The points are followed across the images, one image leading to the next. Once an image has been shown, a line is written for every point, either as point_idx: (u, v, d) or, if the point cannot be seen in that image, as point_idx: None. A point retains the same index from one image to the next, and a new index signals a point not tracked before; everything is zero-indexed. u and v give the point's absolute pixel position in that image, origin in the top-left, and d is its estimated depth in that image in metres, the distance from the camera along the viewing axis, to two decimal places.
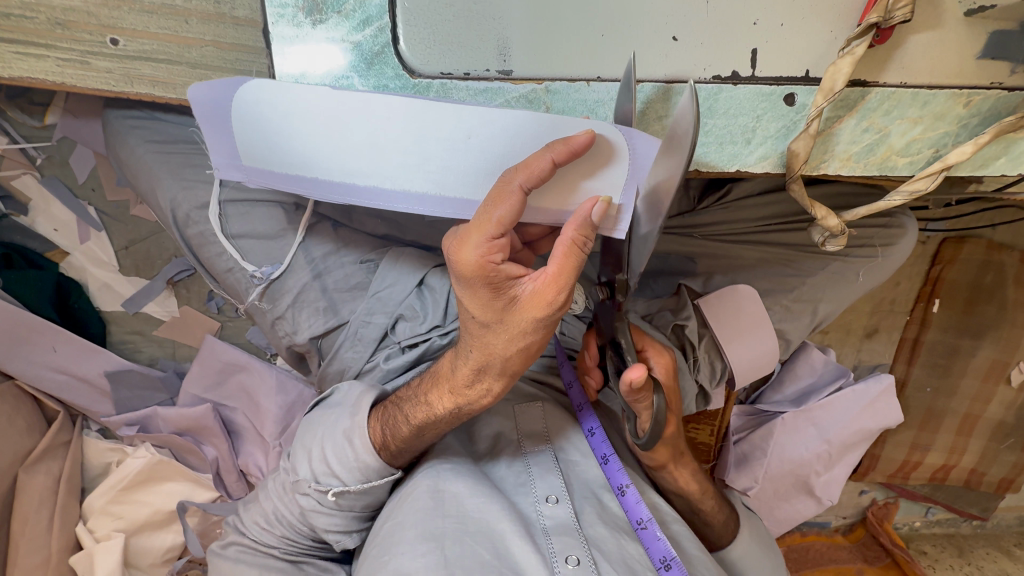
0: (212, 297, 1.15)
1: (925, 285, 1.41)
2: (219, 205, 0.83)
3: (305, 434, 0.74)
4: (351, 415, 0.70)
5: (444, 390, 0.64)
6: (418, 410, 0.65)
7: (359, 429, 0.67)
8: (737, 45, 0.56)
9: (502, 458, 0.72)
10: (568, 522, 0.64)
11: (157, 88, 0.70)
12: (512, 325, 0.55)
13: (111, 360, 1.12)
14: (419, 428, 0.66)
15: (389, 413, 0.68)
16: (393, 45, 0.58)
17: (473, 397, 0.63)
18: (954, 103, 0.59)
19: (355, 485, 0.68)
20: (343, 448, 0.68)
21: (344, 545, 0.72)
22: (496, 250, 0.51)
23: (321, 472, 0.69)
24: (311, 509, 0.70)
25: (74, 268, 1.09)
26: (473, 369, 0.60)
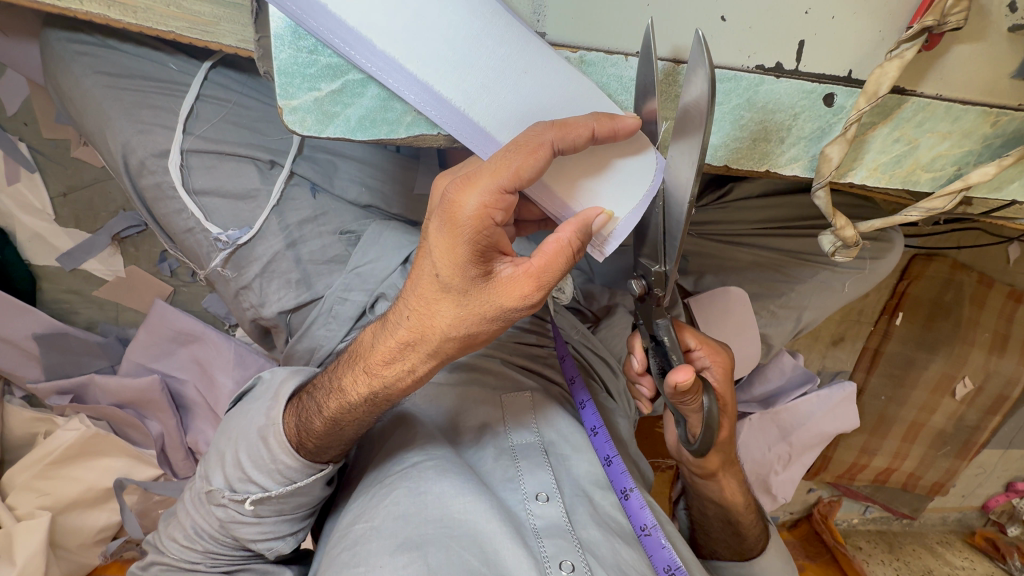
0: (165, 258, 1.02)
1: (891, 298, 1.46)
2: (181, 155, 0.73)
3: (221, 436, 0.67)
4: (268, 410, 0.63)
5: (360, 370, 0.56)
6: (331, 398, 0.58)
7: (273, 428, 0.60)
8: (785, 34, 0.51)
9: (489, 453, 0.67)
10: (558, 521, 0.60)
11: (113, 9, 0.60)
12: (471, 303, 0.48)
13: (43, 321, 0.99)
14: (332, 422, 0.58)
15: (304, 406, 0.61)
16: None
17: (391, 380, 0.55)
18: (982, 121, 0.57)
19: (277, 489, 0.61)
20: (257, 448, 0.62)
21: (279, 551, 0.65)
22: (501, 205, 0.45)
23: (236, 479, 0.62)
24: (231, 520, 0.63)
25: (1, 214, 0.95)
26: (401, 342, 0.53)
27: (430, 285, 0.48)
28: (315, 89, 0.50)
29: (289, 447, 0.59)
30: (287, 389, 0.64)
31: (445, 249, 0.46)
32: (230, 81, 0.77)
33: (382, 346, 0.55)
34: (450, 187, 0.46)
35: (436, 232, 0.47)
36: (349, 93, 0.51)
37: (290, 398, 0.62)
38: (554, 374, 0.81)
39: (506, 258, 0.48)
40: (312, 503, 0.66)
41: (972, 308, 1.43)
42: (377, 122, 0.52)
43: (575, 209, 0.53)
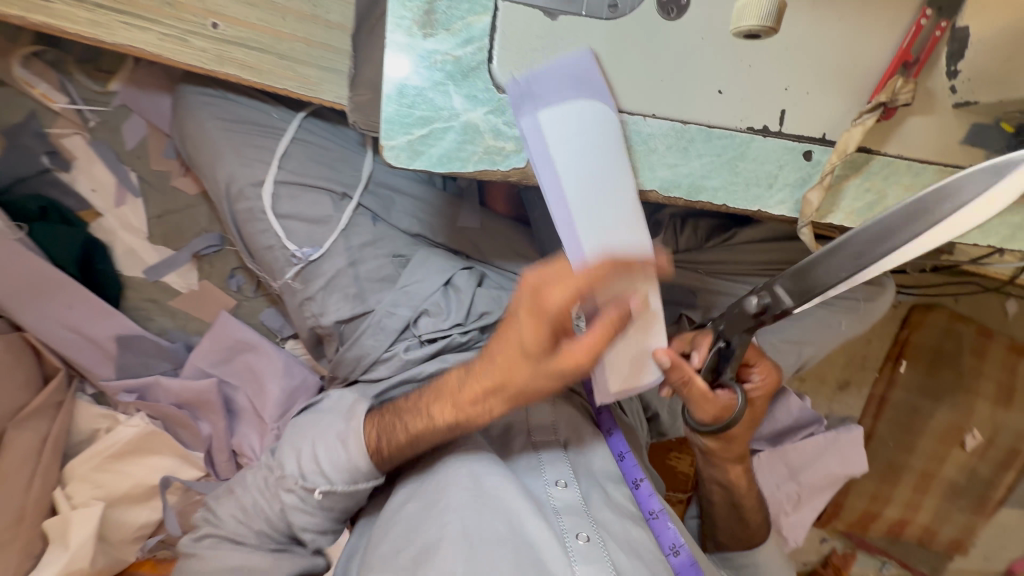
0: (234, 275, 1.17)
1: (894, 346, 1.53)
2: (274, 185, 0.89)
3: (301, 428, 0.76)
4: (345, 419, 0.74)
5: (446, 403, 0.66)
6: (417, 422, 0.68)
7: (353, 436, 0.71)
8: (771, 104, 0.65)
9: (514, 448, 0.76)
10: (576, 504, 0.69)
11: (243, 71, 0.76)
12: (541, 365, 0.58)
13: (125, 325, 1.12)
14: (414, 438, 0.69)
15: (386, 421, 0.71)
16: (489, 63, 0.59)
17: (469, 415, 0.65)
18: (940, 177, 0.70)
19: (343, 488, 0.71)
20: (336, 449, 0.71)
21: (319, 543, 0.76)
22: (580, 300, 0.54)
23: (310, 470, 0.72)
24: (293, 506, 0.72)
25: (103, 230, 1.11)
26: (482, 389, 0.63)
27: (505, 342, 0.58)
28: (409, 133, 0.59)
29: (365, 455, 0.70)
30: (361, 407, 0.74)
31: (521, 319, 0.56)
32: (316, 129, 0.93)
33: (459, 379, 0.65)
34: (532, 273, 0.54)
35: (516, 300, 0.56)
36: (433, 137, 0.60)
37: (365, 415, 0.73)
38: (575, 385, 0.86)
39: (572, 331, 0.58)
40: (361, 502, 0.75)
41: (973, 359, 1.49)
42: (452, 159, 0.61)
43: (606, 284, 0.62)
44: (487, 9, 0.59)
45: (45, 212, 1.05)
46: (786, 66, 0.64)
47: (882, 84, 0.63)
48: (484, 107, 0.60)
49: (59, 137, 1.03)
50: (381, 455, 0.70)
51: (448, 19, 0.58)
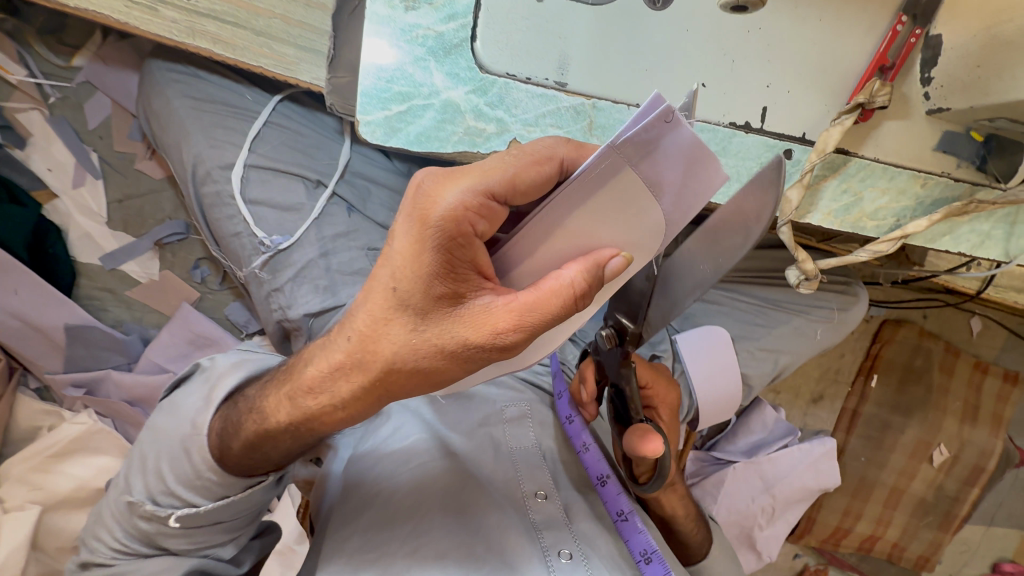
0: (198, 266, 1.11)
1: (865, 360, 1.56)
2: (244, 168, 0.85)
3: (147, 441, 0.68)
4: (202, 406, 0.65)
5: (286, 395, 0.56)
6: (254, 419, 0.58)
7: (198, 441, 0.62)
8: (753, 102, 0.65)
9: (490, 457, 0.71)
10: (557, 519, 0.65)
11: (218, 46, 0.74)
12: (430, 329, 0.47)
13: (77, 314, 1.05)
14: (256, 437, 0.59)
15: (229, 420, 0.62)
16: (472, 41, 0.59)
17: (314, 410, 0.55)
18: (914, 182, 0.72)
19: (207, 504, 0.63)
20: (181, 460, 0.63)
21: (218, 556, 0.67)
22: (481, 214, 0.45)
23: (160, 492, 0.63)
24: (157, 534, 0.63)
25: (58, 213, 1.04)
26: (338, 363, 0.51)
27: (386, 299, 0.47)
28: (386, 108, 0.59)
29: (211, 460, 0.61)
30: (219, 391, 0.65)
31: (411, 255, 0.45)
32: (292, 113, 0.90)
33: (311, 367, 0.53)
34: (425, 187, 0.46)
35: (405, 232, 0.46)
36: (412, 114, 0.59)
37: (219, 404, 0.63)
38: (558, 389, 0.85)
39: (488, 288, 0.47)
40: (251, 510, 0.67)
41: (940, 375, 1.53)
42: (430, 138, 0.60)
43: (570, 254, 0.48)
44: None
45: None
46: (767, 63, 0.64)
47: (859, 86, 0.64)
48: (465, 86, 0.59)
49: (14, 112, 0.98)
50: (228, 462, 0.61)
51: None
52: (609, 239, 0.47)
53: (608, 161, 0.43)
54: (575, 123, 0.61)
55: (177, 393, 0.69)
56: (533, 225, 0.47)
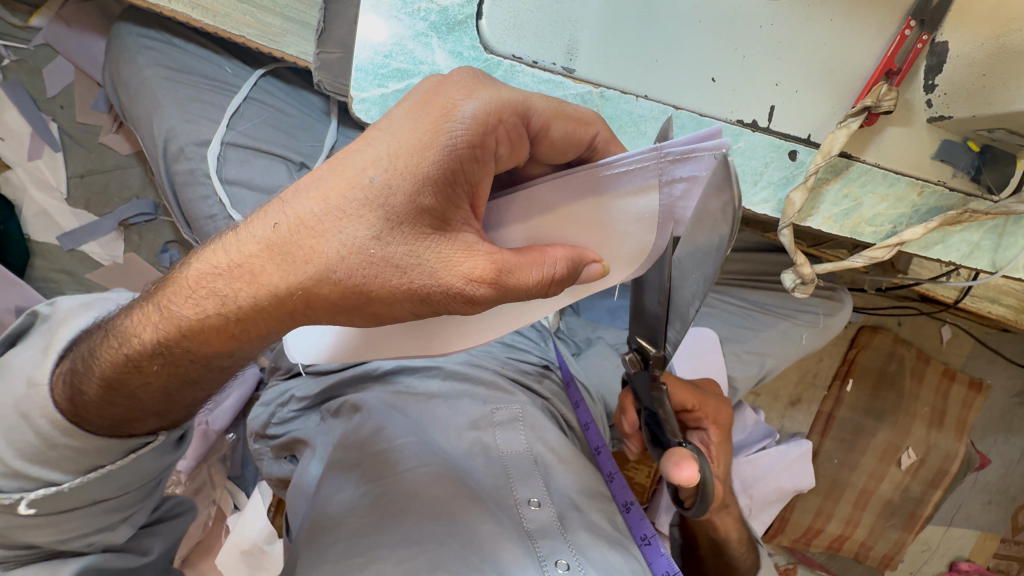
0: (167, 250, 1.03)
1: (842, 365, 1.59)
2: (220, 146, 0.79)
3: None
4: (45, 356, 0.52)
5: (178, 300, 0.44)
6: (136, 333, 0.46)
7: (40, 402, 0.50)
8: (761, 100, 0.63)
9: (481, 463, 0.69)
10: (551, 527, 0.63)
11: (197, 11, 0.68)
12: (391, 244, 0.42)
13: (30, 296, 0.96)
14: (130, 361, 0.47)
15: (106, 336, 0.48)
16: (477, 19, 0.55)
17: (214, 321, 0.43)
18: (911, 190, 0.72)
19: (73, 481, 0.52)
20: (19, 431, 0.51)
21: (108, 541, 0.59)
22: (502, 140, 0.44)
23: (5, 474, 0.51)
24: (15, 526, 0.53)
25: (10, 186, 0.96)
26: (260, 258, 0.42)
27: (363, 190, 0.41)
28: (383, 86, 0.55)
29: (67, 419, 0.50)
30: (64, 338, 0.53)
31: (415, 149, 0.41)
32: (276, 90, 0.85)
33: (221, 261, 0.42)
34: (449, 86, 0.43)
35: (412, 122, 0.42)
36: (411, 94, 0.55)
37: (63, 351, 0.52)
38: (545, 390, 0.83)
39: (467, 223, 0.44)
40: (142, 481, 0.58)
41: (911, 381, 1.56)
42: None
43: (562, 238, 0.48)
44: None
45: None
46: (777, 61, 0.63)
47: (866, 90, 0.64)
48: (469, 67, 0.55)
49: None
50: (81, 417, 0.50)
51: None
52: (595, 242, 0.48)
53: (645, 167, 0.43)
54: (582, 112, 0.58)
55: (6, 351, 0.55)
56: (540, 199, 0.48)
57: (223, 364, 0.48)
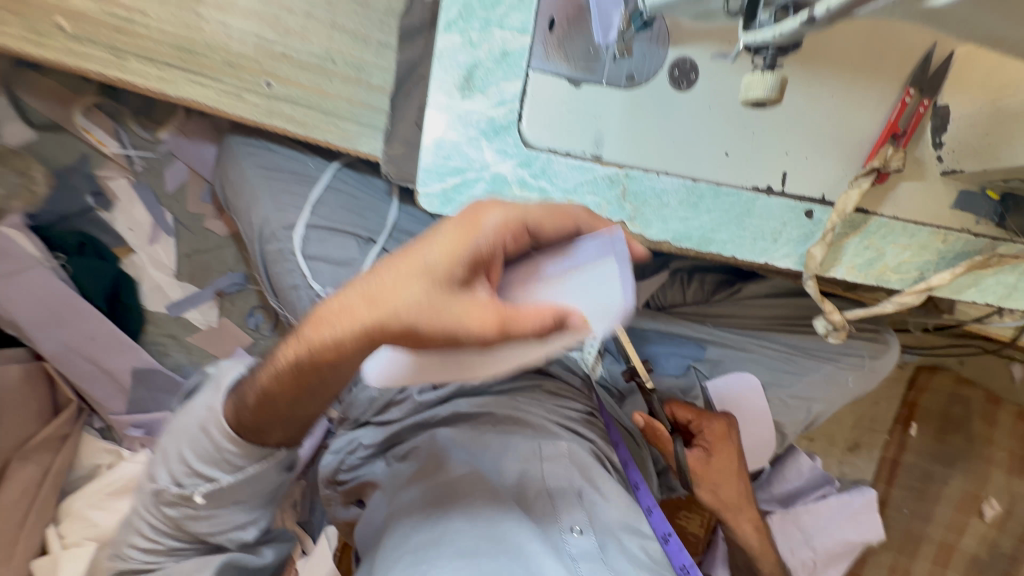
0: (253, 313, 1.21)
1: (902, 408, 1.52)
2: (306, 229, 0.94)
3: (167, 437, 0.72)
4: (215, 390, 0.68)
5: (298, 341, 0.56)
6: (269, 368, 0.60)
7: (214, 418, 0.66)
8: (773, 168, 0.70)
9: (529, 493, 0.76)
10: (591, 551, 0.70)
11: (291, 125, 0.84)
12: (437, 298, 0.51)
13: (144, 358, 1.13)
14: (263, 389, 0.60)
15: (252, 375, 0.63)
16: (519, 122, 0.64)
17: (321, 356, 0.54)
18: (935, 238, 0.75)
19: (226, 479, 0.68)
20: (199, 441, 0.68)
21: (241, 539, 0.75)
22: (508, 236, 0.55)
23: (184, 475, 0.69)
24: (185, 518, 0.71)
25: (133, 266, 1.15)
26: (349, 312, 0.52)
27: (418, 264, 0.51)
28: (443, 181, 0.65)
29: (231, 434, 0.65)
30: (230, 378, 0.69)
31: (456, 242, 0.52)
32: (348, 178, 1.00)
33: (327, 310, 0.54)
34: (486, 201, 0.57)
35: (452, 227, 0.54)
36: (466, 186, 0.65)
37: (229, 387, 0.67)
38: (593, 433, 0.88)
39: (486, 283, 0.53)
40: (265, 492, 0.74)
41: (983, 425, 1.49)
42: None
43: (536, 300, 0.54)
44: (520, 76, 0.63)
45: (81, 246, 1.10)
46: (785, 133, 0.70)
47: (874, 152, 0.70)
48: (513, 162, 0.65)
49: (106, 180, 1.11)
50: (240, 431, 0.65)
51: (484, 84, 0.63)
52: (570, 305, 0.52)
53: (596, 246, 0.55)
54: (610, 190, 0.67)
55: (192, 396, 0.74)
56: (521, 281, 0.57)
57: (321, 392, 0.59)
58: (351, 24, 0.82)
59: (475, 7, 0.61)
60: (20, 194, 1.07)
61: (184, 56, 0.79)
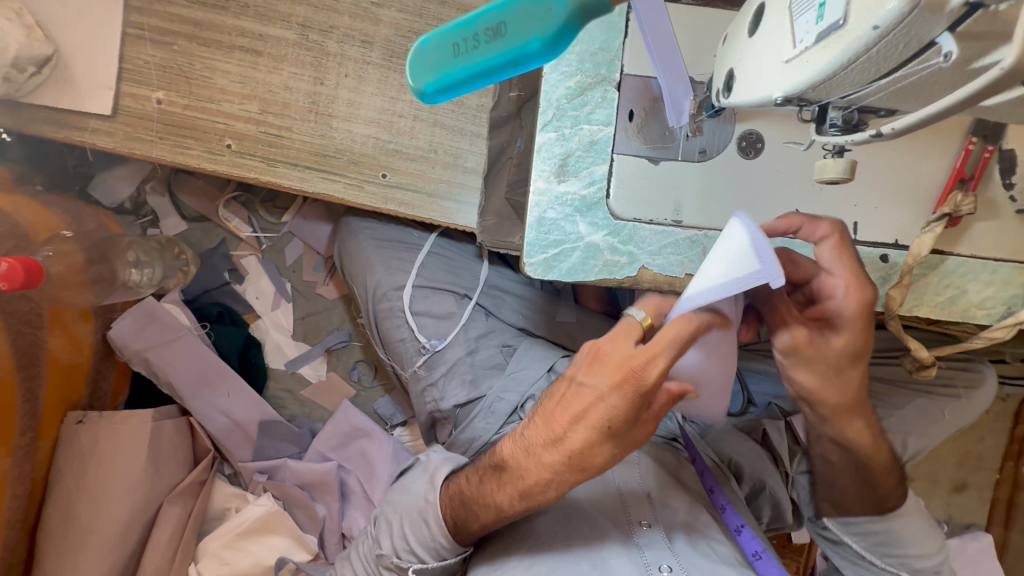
0: (355, 367, 1.37)
1: (1011, 444, 1.43)
2: (411, 290, 1.08)
3: (388, 508, 0.83)
4: (428, 490, 0.78)
5: (511, 489, 0.67)
6: (481, 508, 0.70)
7: (433, 510, 0.75)
8: (844, 218, 0.76)
9: (602, 496, 0.82)
10: (660, 542, 0.76)
11: (402, 208, 0.99)
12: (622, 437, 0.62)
13: (267, 410, 1.28)
14: (485, 523, 0.71)
15: (458, 502, 0.73)
16: (607, 198, 0.74)
17: (536, 493, 0.66)
18: (1018, 273, 0.77)
19: (433, 560, 0.76)
20: (419, 525, 0.76)
21: None
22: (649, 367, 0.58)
23: (402, 548, 0.77)
24: None
25: (259, 329, 1.34)
26: (553, 465, 0.63)
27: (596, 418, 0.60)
28: (545, 252, 0.74)
29: (445, 529, 0.74)
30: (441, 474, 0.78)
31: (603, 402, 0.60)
32: (445, 244, 1.13)
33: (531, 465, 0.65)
34: (636, 359, 0.59)
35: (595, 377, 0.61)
36: (563, 254, 0.74)
37: (444, 482, 0.77)
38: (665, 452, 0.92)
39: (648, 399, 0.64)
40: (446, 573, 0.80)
41: None
42: (578, 270, 0.75)
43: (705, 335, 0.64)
44: (606, 159, 0.74)
45: (220, 315, 1.29)
46: (854, 187, 0.76)
47: (944, 198, 0.74)
48: (604, 232, 0.74)
49: (239, 258, 1.31)
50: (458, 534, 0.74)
51: (576, 169, 0.74)
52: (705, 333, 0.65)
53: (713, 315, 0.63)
54: (691, 250, 0.75)
55: (397, 480, 0.87)
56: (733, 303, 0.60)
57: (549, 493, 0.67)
58: (450, 120, 0.98)
59: (567, 107, 0.73)
60: (174, 275, 1.26)
61: (320, 160, 0.96)
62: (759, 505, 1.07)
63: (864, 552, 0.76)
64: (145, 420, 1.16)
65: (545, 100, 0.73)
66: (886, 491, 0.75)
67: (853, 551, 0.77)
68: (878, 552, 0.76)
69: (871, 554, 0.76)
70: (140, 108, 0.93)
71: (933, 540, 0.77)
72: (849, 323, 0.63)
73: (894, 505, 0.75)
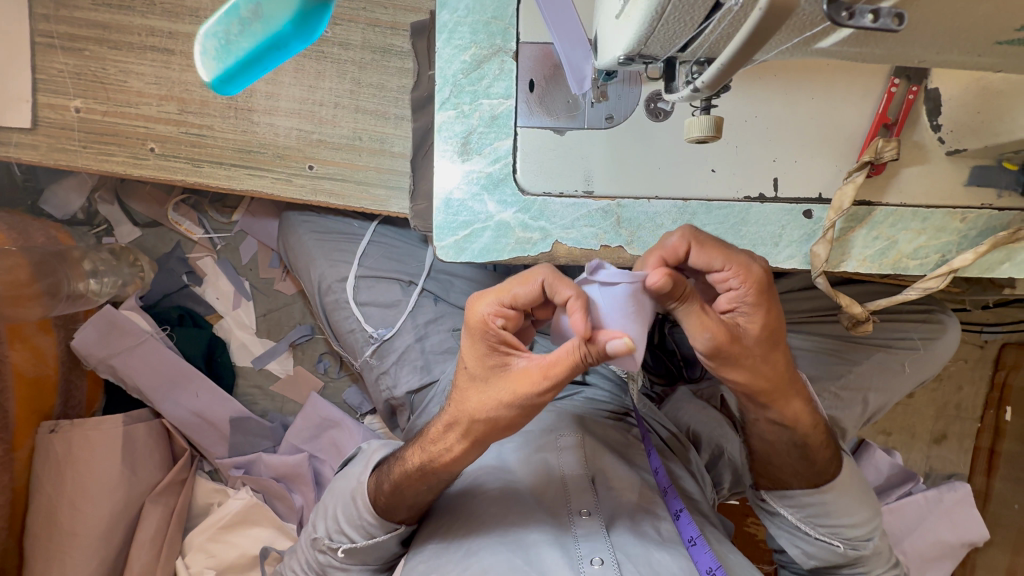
0: (321, 359, 1.39)
1: (992, 390, 1.39)
2: (355, 280, 1.08)
3: (328, 496, 0.84)
4: (360, 474, 0.79)
5: (418, 446, 0.70)
6: (396, 468, 0.73)
7: (362, 491, 0.77)
8: (762, 175, 0.73)
9: (541, 479, 0.81)
10: (597, 533, 0.74)
11: (332, 198, 0.98)
12: (494, 388, 0.58)
13: (238, 407, 1.30)
14: (396, 485, 0.72)
15: (382, 471, 0.76)
16: (513, 174, 0.72)
17: (436, 454, 0.67)
18: (951, 219, 0.74)
19: (361, 541, 0.78)
20: (350, 507, 0.78)
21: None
22: (501, 316, 0.56)
23: (334, 531, 0.79)
24: (329, 564, 0.81)
25: (223, 329, 1.36)
26: (445, 423, 0.65)
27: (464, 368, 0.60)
28: (454, 234, 0.73)
29: (370, 506, 0.75)
30: (376, 458, 0.80)
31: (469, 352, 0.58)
32: (387, 232, 1.13)
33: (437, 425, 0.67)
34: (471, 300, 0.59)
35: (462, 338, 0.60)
36: (474, 236, 0.73)
37: (375, 466, 0.78)
38: (612, 429, 0.94)
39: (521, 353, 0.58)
40: (381, 559, 0.82)
41: None
42: (489, 250, 0.73)
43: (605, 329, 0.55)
44: (509, 133, 0.72)
45: (182, 318, 1.31)
46: (771, 142, 0.73)
47: (867, 145, 0.71)
48: (513, 209, 0.72)
49: (195, 260, 1.33)
50: (376, 506, 0.75)
51: (479, 146, 0.72)
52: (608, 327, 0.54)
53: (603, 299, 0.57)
54: (604, 221, 0.73)
55: (342, 469, 0.88)
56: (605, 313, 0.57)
57: (441, 471, 0.68)
58: (372, 105, 0.96)
59: (463, 83, 0.71)
60: (133, 282, 1.28)
61: (245, 156, 0.95)
62: (719, 472, 1.06)
63: (800, 523, 0.79)
64: (116, 425, 1.18)
65: (440, 77, 0.71)
66: (823, 466, 0.76)
67: (790, 522, 0.80)
68: (811, 520, 0.78)
69: (805, 524, 0.79)
70: (60, 118, 0.93)
71: (865, 508, 0.79)
72: (760, 305, 0.59)
73: (828, 479, 0.76)
